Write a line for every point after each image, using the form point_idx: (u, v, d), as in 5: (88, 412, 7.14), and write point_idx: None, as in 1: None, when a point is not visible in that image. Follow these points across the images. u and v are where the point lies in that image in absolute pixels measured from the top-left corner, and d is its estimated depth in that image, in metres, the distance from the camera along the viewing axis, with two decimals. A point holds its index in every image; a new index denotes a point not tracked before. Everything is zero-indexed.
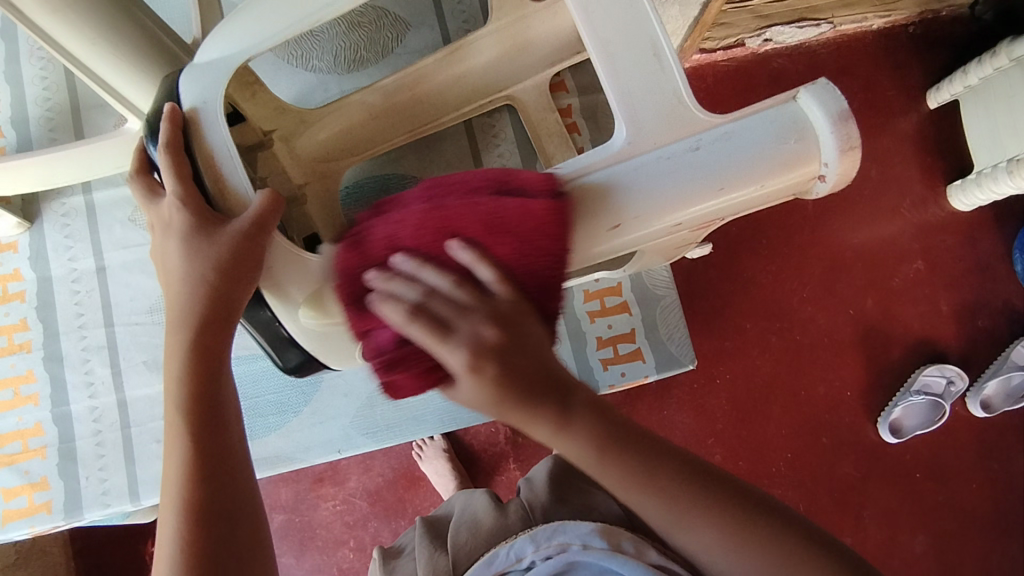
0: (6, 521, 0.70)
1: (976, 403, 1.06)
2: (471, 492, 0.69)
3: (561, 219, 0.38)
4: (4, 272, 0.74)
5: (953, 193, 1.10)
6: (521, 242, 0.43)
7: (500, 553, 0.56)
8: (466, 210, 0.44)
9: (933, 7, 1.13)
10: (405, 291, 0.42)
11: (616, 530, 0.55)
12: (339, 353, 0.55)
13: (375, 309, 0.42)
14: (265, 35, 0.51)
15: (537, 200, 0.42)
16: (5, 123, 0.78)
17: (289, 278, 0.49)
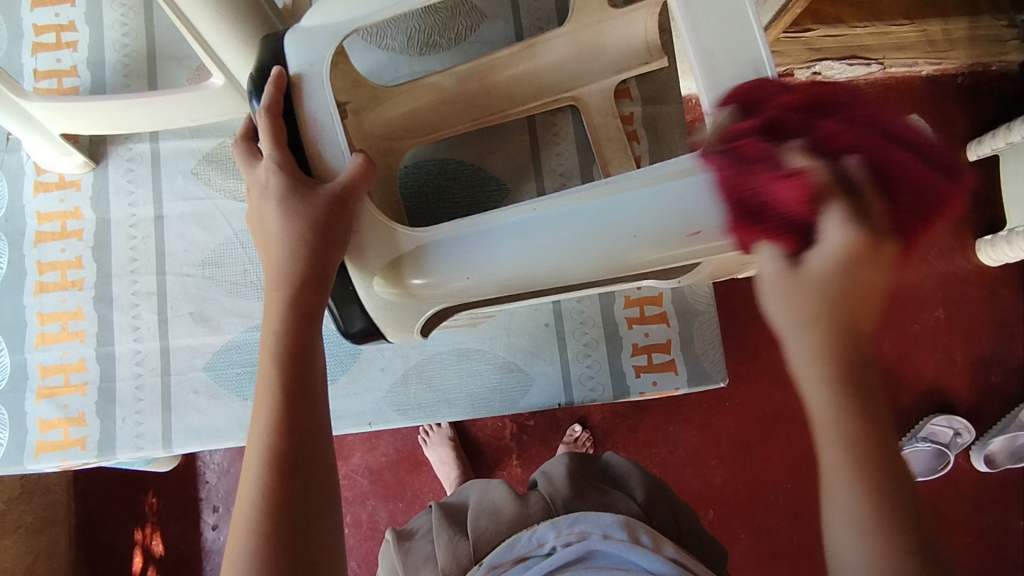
0: (39, 452, 0.71)
1: (979, 456, 1.07)
2: (488, 481, 0.68)
3: (813, 155, 0.41)
4: (64, 209, 0.76)
5: (982, 247, 1.11)
6: (744, 171, 0.43)
7: (522, 538, 0.57)
8: (832, 118, 0.43)
9: (984, 60, 1.16)
10: (803, 158, 0.41)
11: (635, 523, 0.56)
12: (399, 324, 0.59)
13: (802, 155, 0.41)
14: (371, 10, 0.52)
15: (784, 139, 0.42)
16: (81, 64, 0.80)
17: (371, 248, 0.53)
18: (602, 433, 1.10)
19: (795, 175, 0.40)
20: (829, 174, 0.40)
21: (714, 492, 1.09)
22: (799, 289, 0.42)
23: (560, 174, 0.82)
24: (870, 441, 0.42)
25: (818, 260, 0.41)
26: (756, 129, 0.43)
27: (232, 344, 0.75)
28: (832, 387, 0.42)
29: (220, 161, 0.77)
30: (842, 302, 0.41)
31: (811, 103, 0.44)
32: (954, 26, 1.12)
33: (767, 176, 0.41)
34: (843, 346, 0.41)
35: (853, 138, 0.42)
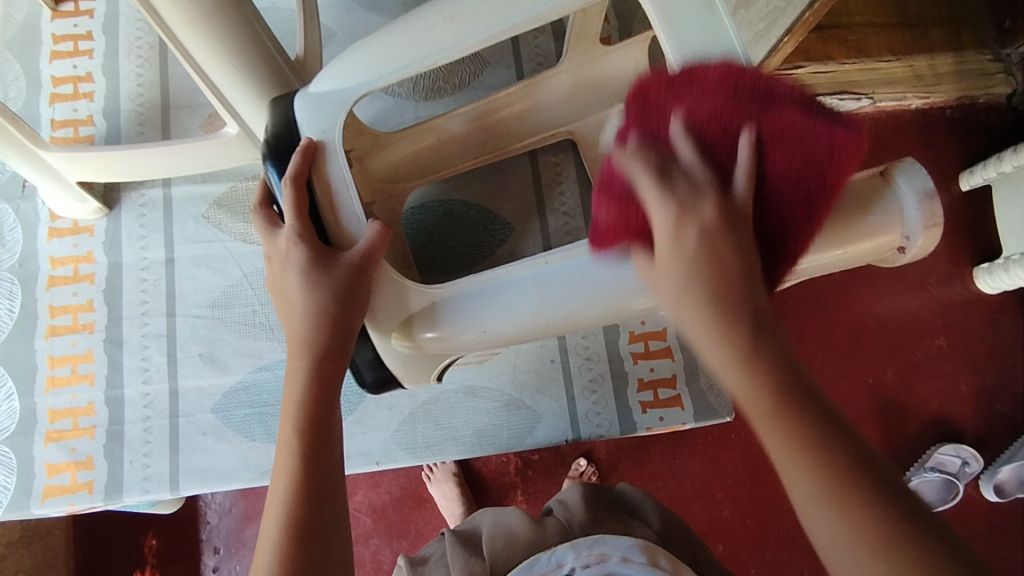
0: (46, 497, 0.71)
1: (990, 487, 1.07)
2: (501, 507, 0.68)
3: (639, 157, 0.43)
4: (77, 254, 0.77)
5: (980, 275, 1.13)
6: (604, 179, 0.47)
7: (541, 558, 0.56)
8: (712, 93, 0.44)
9: (972, 93, 1.19)
10: (653, 156, 0.43)
11: (654, 547, 0.56)
12: (415, 374, 0.60)
13: (630, 157, 0.44)
14: (379, 73, 0.56)
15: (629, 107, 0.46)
16: (97, 113, 0.82)
17: (388, 304, 0.56)
18: (608, 467, 1.10)
19: (625, 190, 0.45)
20: (654, 184, 0.42)
21: (723, 526, 1.08)
22: (658, 279, 0.43)
23: (563, 213, 0.83)
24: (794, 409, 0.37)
25: (665, 252, 0.42)
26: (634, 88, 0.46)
27: (241, 385, 0.75)
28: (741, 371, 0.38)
29: (230, 205, 0.79)
30: (695, 248, 0.41)
31: (739, 83, 0.44)
32: (940, 61, 1.17)
33: (615, 180, 0.46)
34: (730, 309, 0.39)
35: (713, 113, 0.44)
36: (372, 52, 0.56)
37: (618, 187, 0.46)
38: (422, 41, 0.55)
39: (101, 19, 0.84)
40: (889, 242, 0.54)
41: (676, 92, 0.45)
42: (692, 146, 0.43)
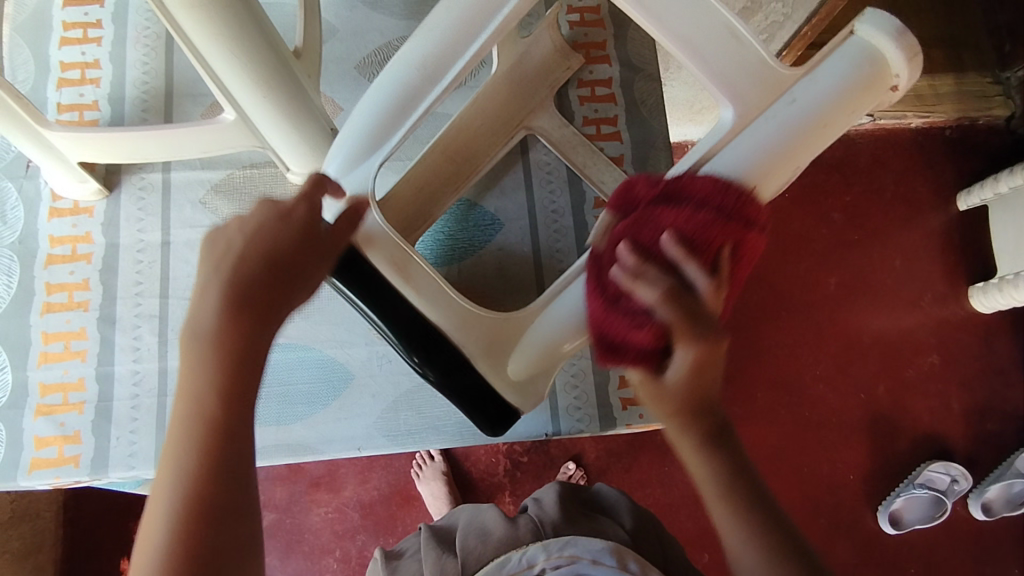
0: (33, 469, 0.72)
1: (977, 505, 1.11)
2: (479, 504, 0.69)
3: (649, 279, 0.44)
4: (76, 234, 0.79)
5: (974, 294, 1.19)
6: (617, 300, 0.47)
7: (512, 559, 0.56)
8: (699, 207, 0.46)
9: (970, 114, 1.24)
10: (662, 280, 0.44)
11: (624, 549, 0.55)
12: (532, 392, 0.59)
13: (637, 283, 0.44)
14: (387, 136, 0.56)
15: (628, 255, 0.45)
16: (102, 99, 0.84)
17: (491, 335, 0.57)
18: (596, 472, 1.11)
19: (641, 318, 0.46)
20: (670, 309, 0.44)
21: (708, 535, 1.09)
22: (663, 395, 0.49)
23: (553, 211, 0.84)
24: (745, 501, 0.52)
25: (676, 375, 0.47)
26: (608, 259, 0.48)
27: None
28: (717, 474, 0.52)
29: (228, 191, 0.82)
30: (693, 398, 0.49)
31: (716, 207, 0.46)
32: (941, 83, 1.21)
33: (628, 301, 0.46)
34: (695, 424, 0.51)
35: (711, 235, 0.45)
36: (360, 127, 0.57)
37: (635, 316, 0.46)
38: (405, 94, 0.55)
39: (111, 8, 0.86)
40: (884, 89, 0.51)
41: (661, 206, 0.47)
42: (692, 263, 0.44)
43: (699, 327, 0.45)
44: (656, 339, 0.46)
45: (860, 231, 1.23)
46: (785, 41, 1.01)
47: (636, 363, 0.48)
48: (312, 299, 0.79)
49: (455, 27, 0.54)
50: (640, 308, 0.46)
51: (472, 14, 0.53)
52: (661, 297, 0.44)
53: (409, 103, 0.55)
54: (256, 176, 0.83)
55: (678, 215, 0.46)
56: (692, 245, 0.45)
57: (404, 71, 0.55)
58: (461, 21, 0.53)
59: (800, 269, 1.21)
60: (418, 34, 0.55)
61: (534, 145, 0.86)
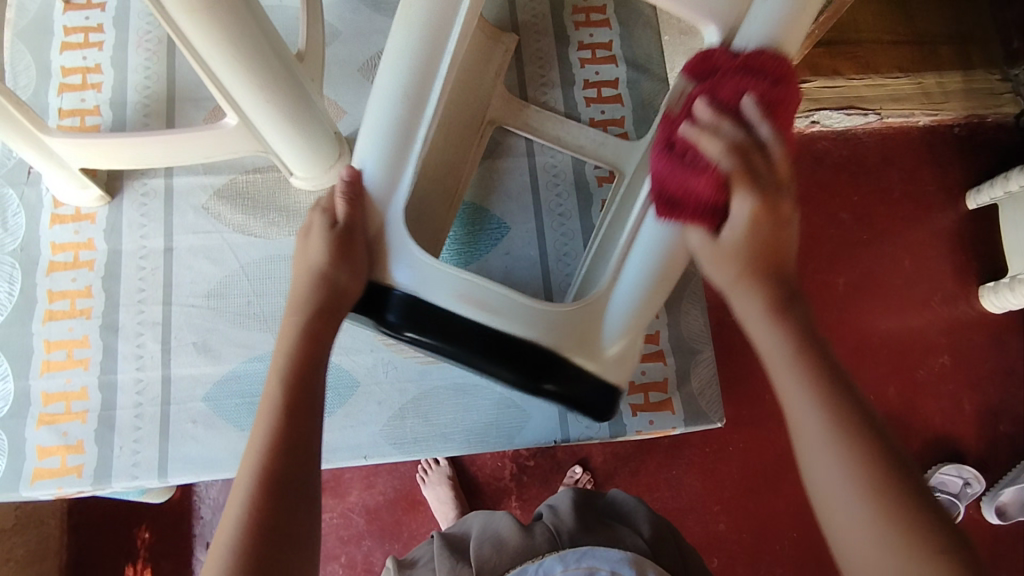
0: (35, 479, 0.72)
1: (991, 508, 1.09)
2: (493, 511, 0.68)
3: (712, 135, 0.52)
4: (78, 240, 0.78)
5: (986, 294, 1.18)
6: (681, 155, 0.55)
7: (529, 569, 0.55)
8: (761, 77, 0.53)
9: (979, 112, 1.23)
10: (729, 130, 0.52)
11: (643, 559, 0.55)
12: (617, 368, 0.61)
13: (706, 137, 0.53)
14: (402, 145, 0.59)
15: (693, 121, 0.54)
16: (103, 103, 0.84)
17: (578, 325, 0.58)
18: (603, 476, 1.10)
19: (708, 169, 0.53)
20: (731, 159, 0.52)
21: (718, 540, 1.08)
22: (722, 256, 0.55)
23: (559, 214, 0.83)
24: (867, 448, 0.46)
25: (733, 231, 0.54)
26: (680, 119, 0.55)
27: (232, 374, 0.76)
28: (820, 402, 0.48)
29: (231, 196, 0.81)
30: (765, 261, 0.55)
31: (776, 77, 0.53)
32: (948, 80, 1.22)
33: (693, 155, 0.54)
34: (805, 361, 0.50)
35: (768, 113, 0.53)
36: (377, 167, 0.59)
37: (700, 165, 0.54)
38: (406, 122, 0.58)
39: (112, 13, 0.85)
40: None
41: (725, 73, 0.54)
42: (759, 122, 0.53)
43: (753, 174, 0.53)
44: (718, 190, 0.54)
45: (869, 230, 1.22)
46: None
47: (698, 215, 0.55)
48: None
49: (423, 44, 0.58)
50: (705, 159, 0.53)
51: (433, 28, 0.57)
52: (728, 146, 0.52)
53: (413, 128, 0.59)
54: (259, 180, 0.82)
55: (737, 83, 0.53)
56: (753, 103, 0.53)
57: (393, 96, 0.58)
58: (427, 35, 0.58)
59: (808, 270, 1.20)
60: (386, 60, 0.59)
61: (540, 147, 0.84)
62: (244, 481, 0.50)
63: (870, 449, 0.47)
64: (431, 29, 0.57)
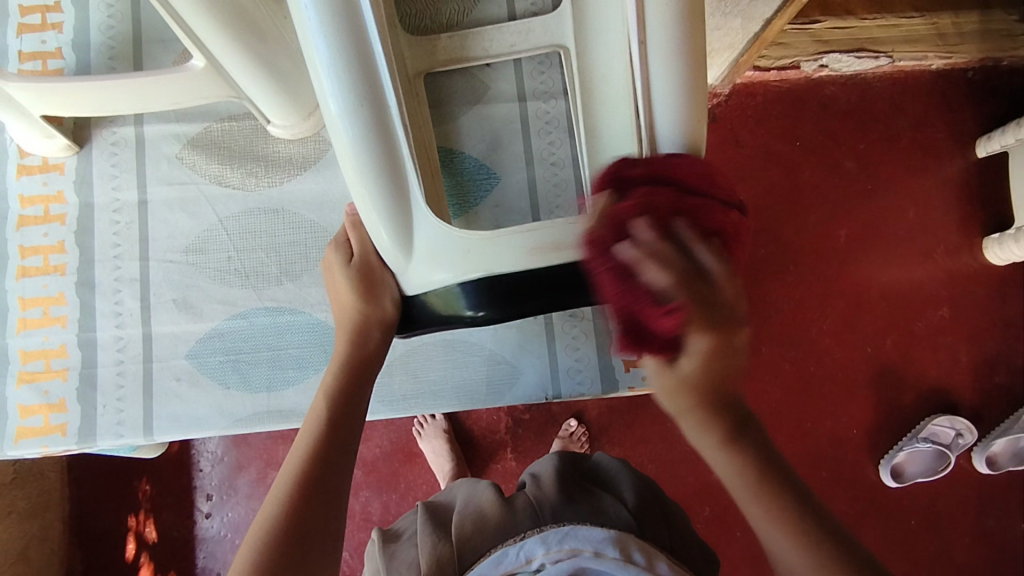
0: (19, 438, 0.71)
1: (981, 458, 1.10)
2: (476, 482, 0.68)
3: (653, 259, 0.43)
4: (47, 193, 0.75)
5: (989, 245, 1.15)
6: (629, 282, 0.44)
7: (509, 552, 0.54)
8: (665, 188, 0.47)
9: (995, 54, 1.18)
10: (654, 276, 0.43)
11: (626, 538, 0.53)
12: None
13: (637, 256, 0.43)
14: (371, 127, 0.50)
15: (620, 244, 0.45)
16: (66, 45, 0.78)
17: None
18: (598, 428, 1.10)
19: (648, 295, 0.44)
20: (678, 287, 0.43)
21: (711, 490, 1.09)
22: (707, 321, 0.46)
23: (552, 163, 0.77)
24: (772, 480, 0.50)
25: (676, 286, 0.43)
26: (609, 239, 0.46)
27: (215, 331, 0.74)
28: (726, 450, 0.51)
29: (205, 146, 0.77)
30: (710, 389, 0.49)
31: (664, 211, 0.46)
32: (965, 20, 1.15)
33: (633, 289, 0.44)
34: (711, 414, 0.50)
35: (663, 201, 0.46)
36: (371, 188, 0.51)
37: (659, 304, 0.43)
38: (379, 128, 0.50)
39: None
40: None
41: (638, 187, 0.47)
42: (652, 265, 0.43)
43: (710, 311, 0.45)
44: (670, 314, 0.44)
45: (874, 180, 1.17)
46: (767, 18, 0.96)
47: (660, 353, 0.46)
48: (299, 260, 0.76)
49: (347, 59, 0.48)
50: (659, 291, 0.43)
51: (344, 20, 0.47)
52: (667, 284, 0.43)
53: (388, 128, 0.50)
54: (235, 129, 0.78)
55: (635, 199, 0.46)
56: (674, 200, 0.46)
57: (344, 112, 0.49)
58: (339, 30, 0.48)
59: (809, 222, 1.16)
60: (317, 77, 0.50)
61: (532, 93, 0.78)
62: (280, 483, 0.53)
63: (765, 470, 0.51)
64: (344, 21, 0.47)
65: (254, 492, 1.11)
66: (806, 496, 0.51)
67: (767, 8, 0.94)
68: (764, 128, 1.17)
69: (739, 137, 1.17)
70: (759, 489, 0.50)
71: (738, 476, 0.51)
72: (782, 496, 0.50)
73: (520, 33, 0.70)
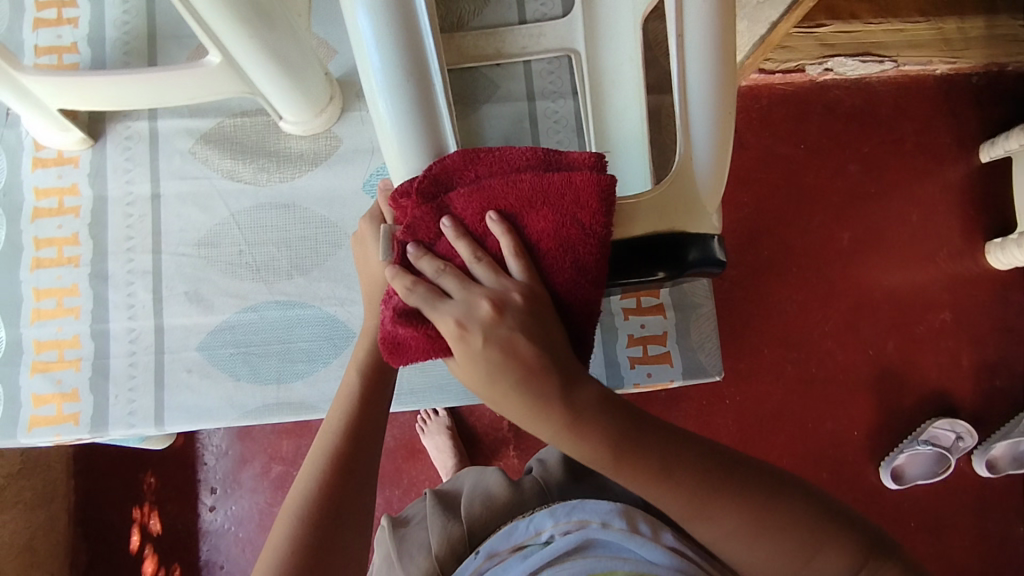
0: (32, 427, 0.72)
1: (981, 461, 1.10)
2: (484, 468, 0.69)
3: (419, 280, 0.45)
4: (62, 185, 0.76)
5: (992, 249, 1.15)
6: (390, 299, 0.47)
7: (519, 525, 0.54)
8: (471, 184, 0.46)
9: (1000, 60, 1.19)
10: (428, 267, 0.46)
11: (634, 510, 0.53)
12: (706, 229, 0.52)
13: (417, 262, 0.46)
14: (415, 103, 0.48)
15: (412, 244, 0.46)
16: (81, 40, 0.79)
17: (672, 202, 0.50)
18: None
19: (409, 311, 0.45)
20: (444, 282, 0.45)
21: None
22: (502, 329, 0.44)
23: None
24: (637, 452, 0.44)
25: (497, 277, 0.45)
26: (400, 243, 0.47)
27: (226, 324, 0.75)
28: (571, 435, 0.43)
29: (218, 141, 0.78)
30: (517, 375, 0.43)
31: (484, 197, 0.45)
32: (969, 24, 1.16)
33: (393, 299, 0.46)
34: (532, 392, 0.43)
35: (475, 198, 0.45)
36: (412, 167, 0.49)
37: (400, 307, 0.45)
38: (422, 105, 0.48)
39: None
40: None
41: (444, 195, 0.46)
42: (518, 254, 0.45)
43: (527, 309, 0.44)
44: (431, 329, 0.45)
45: (878, 184, 1.18)
46: (774, 20, 0.97)
47: (428, 358, 0.46)
48: (310, 254, 0.77)
49: (391, 35, 0.46)
50: (411, 307, 0.45)
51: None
52: (432, 292, 0.45)
53: (431, 106, 0.48)
54: (247, 125, 0.78)
55: (474, 202, 0.45)
56: (522, 199, 0.45)
57: (388, 89, 0.47)
58: (383, 5, 0.46)
59: (813, 223, 1.17)
60: (361, 52, 0.48)
61: (541, 92, 0.77)
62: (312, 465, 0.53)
63: (626, 436, 0.45)
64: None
65: (258, 485, 1.12)
66: (696, 451, 0.46)
67: (773, 11, 0.96)
68: (769, 131, 1.18)
69: (745, 138, 1.18)
70: (620, 461, 0.44)
71: (598, 460, 0.44)
72: (645, 459, 0.45)
73: (532, 36, 0.75)
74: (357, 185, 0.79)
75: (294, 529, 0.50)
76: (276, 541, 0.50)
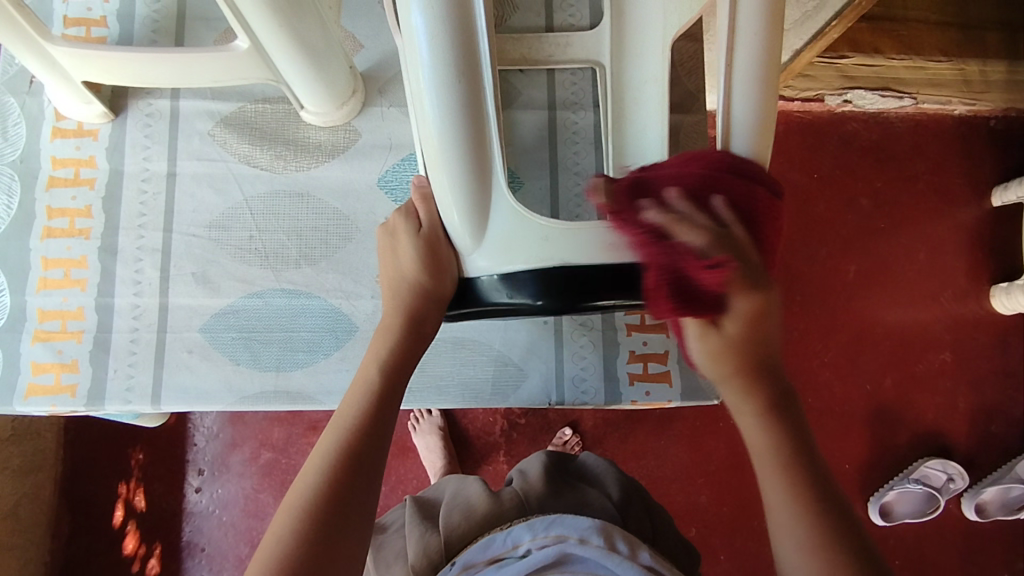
0: (29, 395, 0.71)
1: (971, 504, 1.10)
2: (465, 477, 0.69)
3: (686, 222, 0.47)
4: (79, 157, 0.76)
5: (997, 294, 1.15)
6: (664, 246, 0.48)
7: (497, 538, 0.54)
8: (739, 171, 0.49)
9: (1019, 105, 1.20)
10: (686, 235, 0.47)
11: (611, 528, 0.53)
12: None
13: (666, 218, 0.47)
14: (459, 108, 0.48)
15: (642, 200, 0.48)
16: (110, 14, 0.80)
17: None
18: (592, 440, 1.11)
19: (685, 251, 0.47)
20: (712, 245, 0.47)
21: (698, 510, 1.10)
22: (722, 348, 0.52)
23: (576, 172, 0.77)
24: (794, 455, 0.51)
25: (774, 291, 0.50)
26: (632, 193, 0.49)
27: (230, 308, 0.75)
28: (762, 418, 0.53)
29: (238, 125, 0.78)
30: (754, 358, 0.53)
31: (720, 186, 0.49)
32: (991, 69, 1.17)
33: (672, 251, 0.48)
34: (757, 383, 0.53)
35: (734, 181, 0.49)
36: (451, 170, 0.51)
37: (680, 251, 0.47)
38: (469, 108, 0.48)
39: None
40: None
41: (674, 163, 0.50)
42: (727, 201, 0.48)
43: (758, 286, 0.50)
44: (710, 268, 0.48)
45: (888, 219, 1.18)
46: (797, 49, 0.97)
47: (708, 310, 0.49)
48: (320, 245, 0.77)
49: (449, 39, 0.46)
50: (689, 251, 0.47)
51: (454, 8, 0.46)
52: (706, 242, 0.46)
53: (479, 113, 0.49)
54: (269, 112, 0.79)
55: (687, 165, 0.50)
56: (745, 200, 0.49)
57: (436, 90, 0.48)
58: (445, 10, 0.45)
59: (821, 254, 1.17)
60: (412, 51, 0.48)
61: (563, 103, 0.78)
62: (319, 457, 0.53)
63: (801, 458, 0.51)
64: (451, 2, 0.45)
65: (246, 471, 1.12)
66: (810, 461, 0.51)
67: (799, 39, 0.96)
68: (783, 158, 1.19)
69: None
70: (773, 454, 0.51)
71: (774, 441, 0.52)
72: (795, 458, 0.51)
73: (558, 45, 0.74)
74: (371, 179, 0.79)
75: (303, 517, 0.49)
76: (277, 530, 0.49)
